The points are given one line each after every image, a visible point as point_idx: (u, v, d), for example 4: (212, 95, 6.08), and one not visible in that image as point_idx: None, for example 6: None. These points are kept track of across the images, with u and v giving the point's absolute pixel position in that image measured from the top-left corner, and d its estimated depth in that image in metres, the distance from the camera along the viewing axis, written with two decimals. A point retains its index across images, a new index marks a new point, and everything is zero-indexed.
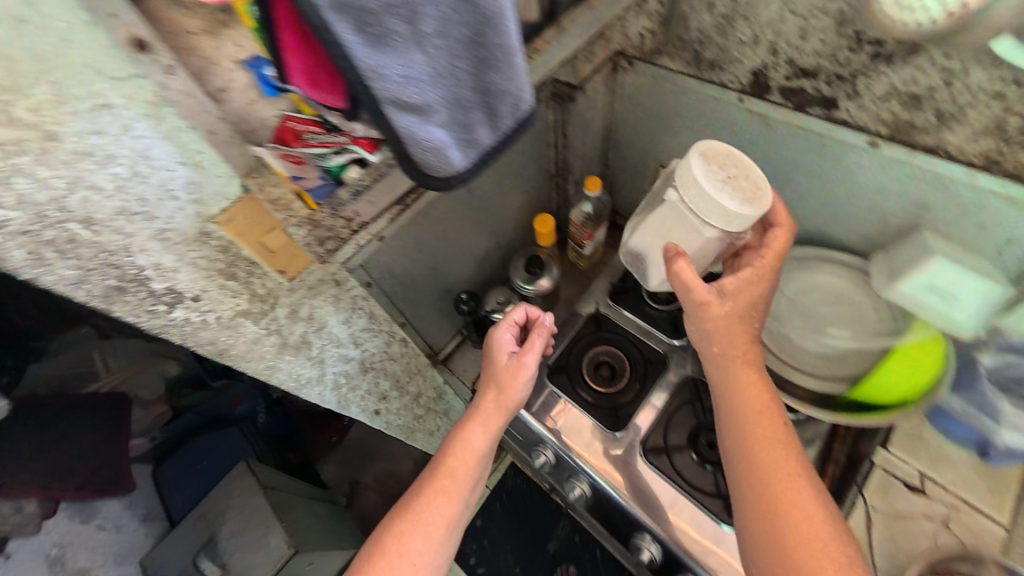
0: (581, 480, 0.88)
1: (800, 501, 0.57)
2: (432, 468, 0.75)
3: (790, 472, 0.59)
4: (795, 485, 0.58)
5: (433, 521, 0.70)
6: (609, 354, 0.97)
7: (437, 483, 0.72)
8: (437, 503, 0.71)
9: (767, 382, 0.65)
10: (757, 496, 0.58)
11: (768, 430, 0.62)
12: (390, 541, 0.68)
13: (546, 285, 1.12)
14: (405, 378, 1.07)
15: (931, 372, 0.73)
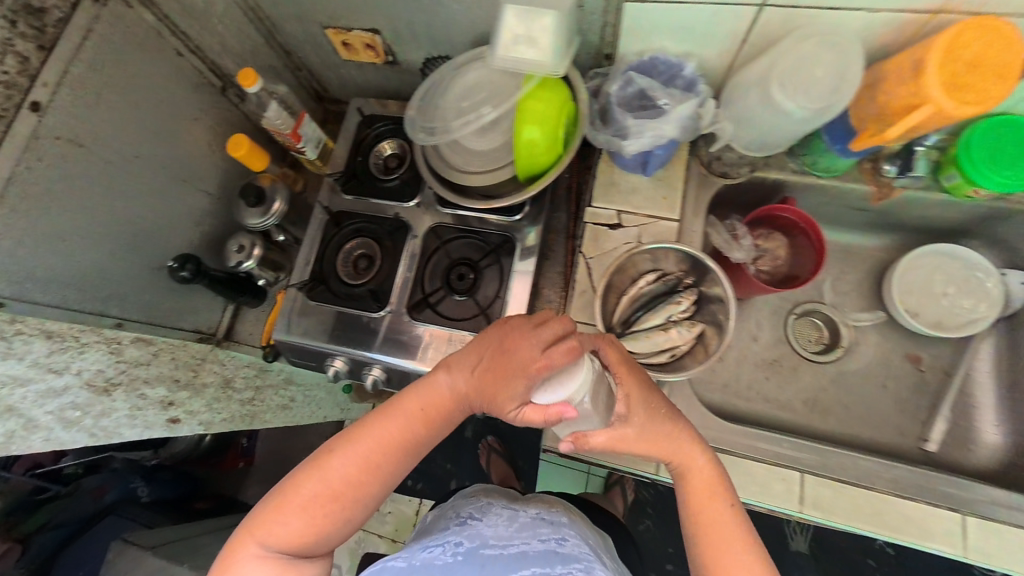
0: (371, 367, 0.86)
1: (717, 522, 0.56)
2: (381, 414, 0.62)
3: (714, 501, 0.57)
4: (730, 536, 0.55)
5: (366, 478, 0.59)
6: (360, 245, 0.92)
7: (372, 435, 0.60)
8: (368, 464, 0.59)
9: (660, 403, 0.59)
10: (693, 523, 0.57)
11: (669, 450, 0.58)
12: (310, 478, 0.58)
13: (278, 208, 0.98)
14: (189, 374, 0.95)
15: (562, 115, 0.70)
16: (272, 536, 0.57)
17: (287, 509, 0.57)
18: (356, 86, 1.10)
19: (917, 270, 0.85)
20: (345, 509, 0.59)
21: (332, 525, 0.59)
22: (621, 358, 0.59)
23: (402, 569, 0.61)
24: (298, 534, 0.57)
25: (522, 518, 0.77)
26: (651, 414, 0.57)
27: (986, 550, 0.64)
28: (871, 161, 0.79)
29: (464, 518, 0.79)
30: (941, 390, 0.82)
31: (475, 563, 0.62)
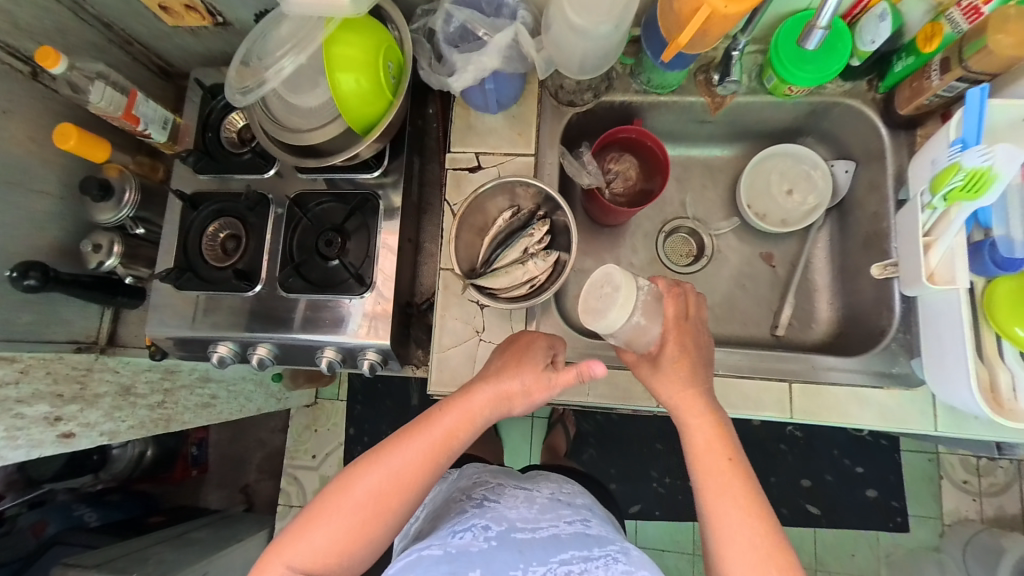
0: (255, 346, 0.86)
1: (716, 463, 0.60)
2: (398, 441, 0.62)
3: (722, 445, 0.61)
4: (722, 482, 0.59)
5: (390, 503, 0.60)
6: (226, 226, 0.90)
7: (393, 459, 0.61)
8: (390, 490, 0.60)
9: (694, 358, 0.65)
10: (698, 459, 0.61)
11: (692, 402, 0.63)
12: (335, 499, 0.60)
13: (130, 198, 0.92)
14: (75, 387, 0.93)
15: (381, 57, 0.69)
16: (296, 556, 0.58)
17: (315, 528, 0.59)
18: (198, 56, 1.01)
19: (760, 172, 0.91)
20: (367, 534, 0.60)
21: (354, 549, 0.59)
22: (685, 313, 0.66)
23: (440, 558, 0.61)
24: (322, 553, 0.58)
25: (540, 498, 0.77)
26: (680, 342, 0.66)
27: (808, 409, 0.74)
28: (703, 72, 0.83)
29: (480, 498, 0.74)
30: (789, 279, 0.91)
31: (512, 551, 0.63)
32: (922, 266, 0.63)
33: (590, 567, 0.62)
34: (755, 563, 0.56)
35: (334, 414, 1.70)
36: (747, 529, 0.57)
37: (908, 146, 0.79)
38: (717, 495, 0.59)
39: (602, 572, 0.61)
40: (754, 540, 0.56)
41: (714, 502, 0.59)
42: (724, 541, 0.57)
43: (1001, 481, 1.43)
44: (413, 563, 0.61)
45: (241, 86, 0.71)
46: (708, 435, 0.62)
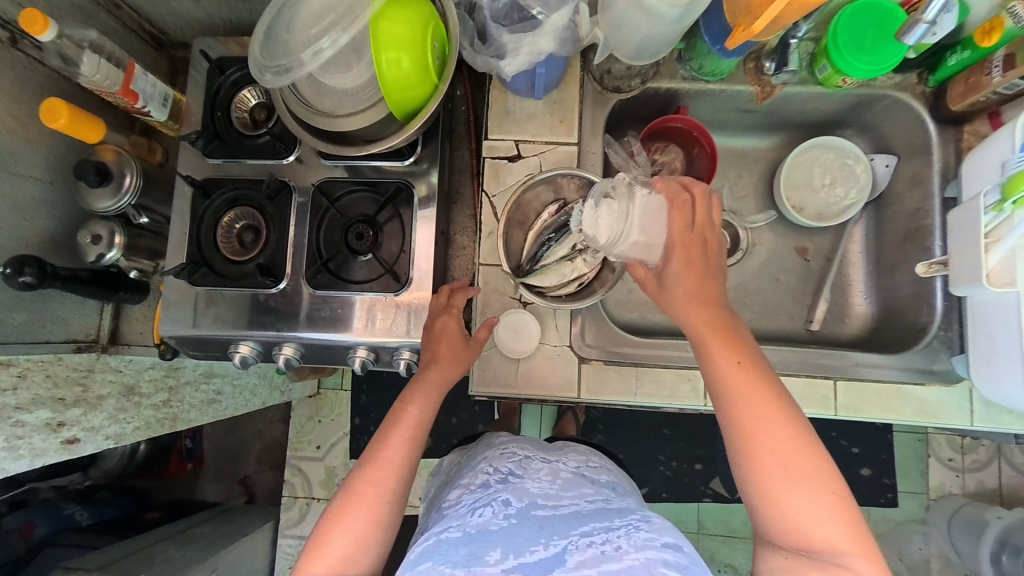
0: (282, 346, 0.81)
1: (733, 372, 0.58)
2: (379, 440, 0.68)
3: (730, 352, 0.59)
4: (740, 394, 0.57)
5: (385, 489, 0.64)
6: (243, 216, 0.83)
7: (378, 453, 0.66)
8: (384, 477, 0.64)
9: (703, 270, 0.64)
10: (715, 373, 0.59)
11: (704, 315, 0.62)
12: (341, 508, 0.63)
13: (132, 184, 0.84)
14: (76, 390, 0.86)
15: (428, 37, 0.63)
16: (318, 567, 0.59)
17: (330, 537, 0.61)
18: (198, 24, 0.91)
19: (802, 164, 0.89)
20: (375, 524, 0.62)
21: (369, 545, 0.62)
22: (693, 221, 0.64)
23: (458, 540, 0.57)
24: (343, 553, 0.60)
25: (565, 472, 0.72)
26: (686, 257, 0.64)
27: (852, 404, 0.76)
28: (754, 59, 0.80)
29: (506, 472, 0.70)
30: (824, 273, 0.90)
31: (532, 525, 0.58)
32: (981, 266, 0.63)
33: (613, 537, 0.55)
34: (789, 456, 0.54)
35: (338, 405, 1.60)
36: (780, 430, 0.55)
37: (955, 142, 0.78)
38: (740, 412, 0.56)
39: (624, 541, 0.54)
40: (785, 438, 0.55)
41: (743, 412, 0.56)
42: (756, 448, 0.55)
43: (983, 457, 1.46)
44: (431, 548, 0.57)
45: (271, 66, 0.64)
46: (724, 349, 0.59)
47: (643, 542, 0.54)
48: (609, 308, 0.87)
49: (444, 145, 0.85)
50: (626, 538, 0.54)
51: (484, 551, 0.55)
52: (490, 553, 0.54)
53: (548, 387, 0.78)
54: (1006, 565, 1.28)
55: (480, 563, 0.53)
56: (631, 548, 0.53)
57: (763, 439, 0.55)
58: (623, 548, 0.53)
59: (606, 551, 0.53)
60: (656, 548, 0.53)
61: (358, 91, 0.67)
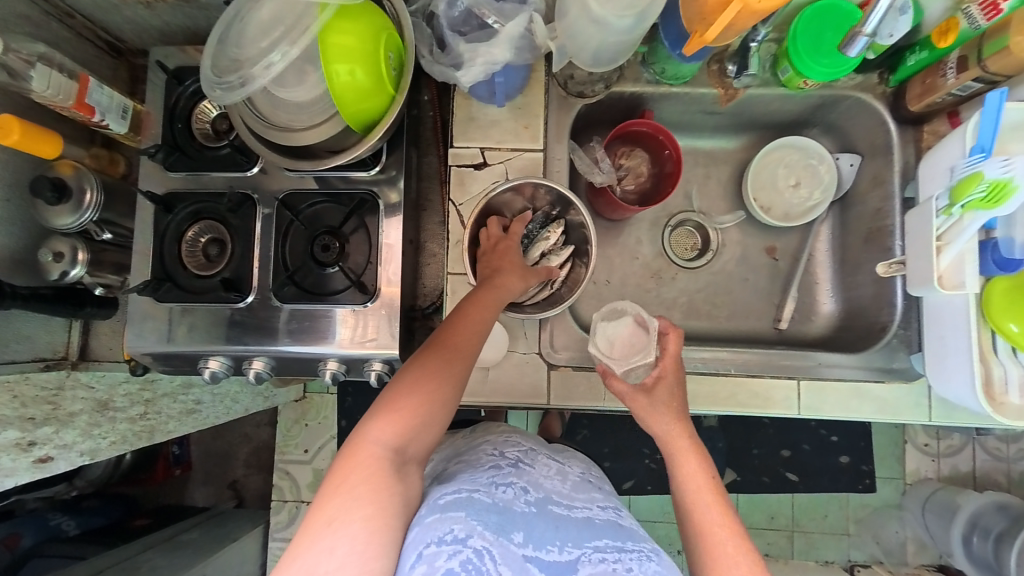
0: (251, 360, 0.80)
1: (703, 491, 0.62)
2: (444, 328, 0.66)
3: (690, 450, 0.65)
4: (708, 508, 0.60)
5: (449, 378, 0.62)
6: (206, 230, 0.83)
7: (450, 335, 0.65)
8: (450, 360, 0.63)
9: (679, 391, 0.70)
10: (686, 488, 0.62)
11: (676, 427, 0.67)
12: (408, 380, 0.61)
13: (90, 199, 0.83)
14: (45, 409, 0.85)
15: (381, 48, 0.62)
16: (380, 434, 0.57)
17: (396, 407, 0.59)
18: (156, 32, 0.89)
19: (768, 164, 0.89)
20: (439, 405, 0.61)
21: (428, 425, 0.60)
22: (672, 352, 0.70)
23: (488, 507, 0.57)
24: (404, 425, 0.59)
25: (572, 476, 0.73)
26: (669, 377, 0.70)
27: (814, 404, 0.77)
28: (717, 62, 0.80)
29: (514, 458, 0.71)
30: (792, 272, 0.91)
31: (548, 520, 0.59)
32: (933, 269, 0.65)
33: (625, 557, 0.56)
34: None
35: (324, 408, 1.58)
36: (728, 528, 0.59)
37: (914, 142, 0.79)
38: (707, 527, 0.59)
39: (636, 565, 0.55)
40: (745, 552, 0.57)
41: (707, 528, 0.59)
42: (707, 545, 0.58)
43: (957, 442, 1.44)
44: (463, 502, 0.57)
45: (221, 80, 0.62)
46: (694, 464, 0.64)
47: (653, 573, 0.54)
48: (578, 313, 0.87)
49: (409, 153, 0.85)
50: (638, 563, 0.55)
51: (511, 528, 0.55)
52: (514, 533, 0.55)
53: (518, 394, 0.78)
54: (975, 546, 1.31)
55: (506, 538, 0.54)
56: None
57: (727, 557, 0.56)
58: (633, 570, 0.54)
59: (617, 568, 0.54)
60: None
61: (314, 103, 0.66)
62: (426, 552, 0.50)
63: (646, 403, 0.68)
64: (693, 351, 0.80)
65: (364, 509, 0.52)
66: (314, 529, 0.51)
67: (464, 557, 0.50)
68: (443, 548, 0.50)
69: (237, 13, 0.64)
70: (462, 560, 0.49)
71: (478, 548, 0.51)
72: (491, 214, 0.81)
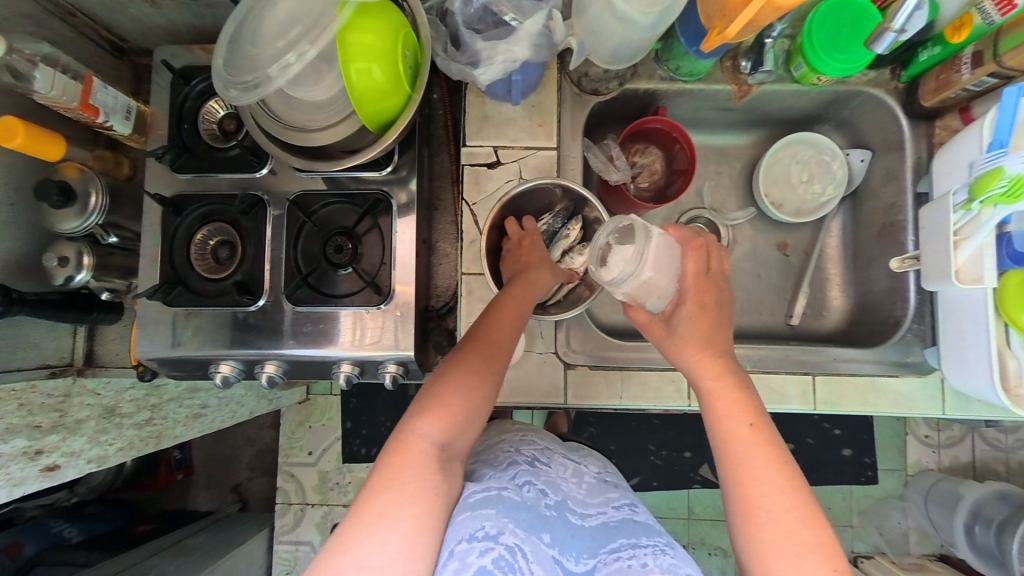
0: (264, 363, 0.79)
1: (740, 430, 0.58)
2: (481, 322, 0.66)
3: (742, 411, 0.59)
4: (744, 447, 0.57)
5: (491, 375, 0.62)
6: (216, 232, 0.81)
7: (490, 330, 0.65)
8: (492, 356, 0.63)
9: (716, 320, 0.64)
10: (721, 428, 0.59)
11: (711, 365, 0.62)
12: (453, 375, 0.60)
13: (95, 202, 0.81)
14: (53, 416, 0.83)
15: (399, 46, 0.62)
16: (428, 429, 0.56)
17: (444, 401, 0.58)
18: (160, 30, 0.88)
19: (779, 160, 0.89)
20: (483, 400, 0.60)
21: (473, 421, 0.60)
22: (705, 268, 0.64)
23: (517, 504, 0.56)
24: (451, 421, 0.57)
25: (589, 476, 0.72)
26: (700, 303, 0.64)
27: (830, 399, 0.78)
28: (731, 58, 0.79)
29: (531, 456, 0.70)
30: (804, 267, 0.92)
31: (568, 525, 0.59)
32: (950, 263, 0.65)
33: (639, 553, 0.55)
34: (791, 531, 0.52)
35: (329, 410, 1.56)
36: (784, 497, 0.54)
37: (927, 138, 0.80)
38: (740, 464, 0.56)
39: (650, 559, 0.54)
40: (785, 497, 0.54)
41: (740, 466, 0.56)
42: (754, 514, 0.54)
43: (957, 433, 1.43)
44: (493, 499, 0.56)
45: (236, 80, 0.61)
46: (733, 401, 0.60)
47: (668, 566, 0.53)
48: (593, 311, 0.87)
49: (421, 153, 0.84)
50: (653, 557, 0.54)
51: (539, 528, 0.55)
52: (543, 533, 0.54)
53: (536, 394, 0.78)
54: (978, 536, 1.30)
55: (536, 537, 0.53)
56: (656, 567, 0.52)
57: (763, 497, 0.54)
58: (648, 565, 0.52)
59: (632, 565, 0.53)
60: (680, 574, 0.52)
61: (329, 104, 0.65)
62: (457, 549, 0.50)
63: (678, 336, 0.64)
64: None
65: (415, 505, 0.50)
66: (365, 525, 0.49)
67: (495, 554, 0.49)
68: (474, 544, 0.50)
69: (250, 12, 0.63)
70: (494, 557, 0.49)
71: (509, 546, 0.50)
72: (506, 213, 0.80)
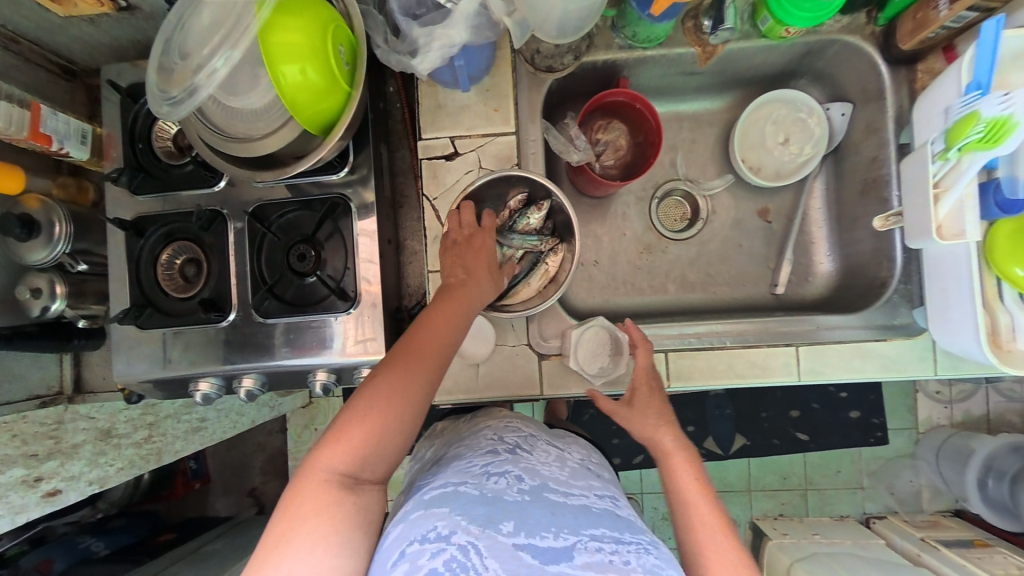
0: (241, 378, 0.79)
1: (689, 484, 0.64)
2: (410, 339, 0.62)
3: (690, 466, 0.65)
4: (692, 497, 0.62)
5: (411, 397, 0.58)
6: (181, 250, 0.81)
7: (415, 343, 0.62)
8: (412, 375, 0.59)
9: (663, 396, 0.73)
10: (679, 485, 0.64)
11: (659, 421, 0.71)
12: (364, 402, 0.57)
13: (62, 230, 0.81)
14: (48, 444, 0.85)
15: (330, 42, 0.59)
16: (330, 458, 0.54)
17: (349, 429, 0.55)
18: (107, 49, 0.86)
19: (755, 120, 0.85)
20: (397, 427, 0.57)
21: (388, 447, 0.57)
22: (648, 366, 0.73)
23: (475, 499, 0.56)
24: (357, 448, 0.55)
25: (572, 461, 0.72)
26: (651, 388, 0.73)
27: (815, 369, 0.75)
28: (692, 18, 0.75)
29: (513, 444, 0.69)
30: (786, 232, 0.88)
31: (545, 507, 0.56)
32: (932, 219, 0.62)
33: (622, 549, 0.53)
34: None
35: (331, 411, 1.57)
36: (729, 553, 0.55)
37: (908, 83, 0.75)
38: (690, 508, 0.60)
39: (633, 557, 0.52)
40: (730, 548, 0.55)
41: (690, 514, 0.60)
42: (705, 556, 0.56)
43: (969, 387, 1.38)
44: (448, 498, 0.56)
45: (167, 95, 0.59)
46: (676, 454, 0.67)
47: (650, 566, 0.51)
48: (568, 298, 0.85)
49: (378, 149, 0.82)
50: (636, 556, 0.52)
51: (499, 518, 0.53)
52: (503, 523, 0.52)
53: (512, 387, 0.77)
54: (990, 489, 1.29)
55: (494, 529, 0.51)
56: (638, 567, 0.50)
57: (712, 543, 0.56)
58: (631, 563, 0.51)
59: (614, 560, 0.51)
60: (663, 575, 0.50)
61: (271, 108, 0.63)
62: (409, 550, 0.50)
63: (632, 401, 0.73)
64: (687, 326, 0.78)
65: (308, 526, 0.50)
66: (266, 549, 0.49)
67: (447, 556, 0.48)
68: (426, 546, 0.50)
69: (177, 20, 0.60)
70: (445, 559, 0.47)
71: (462, 545, 0.49)
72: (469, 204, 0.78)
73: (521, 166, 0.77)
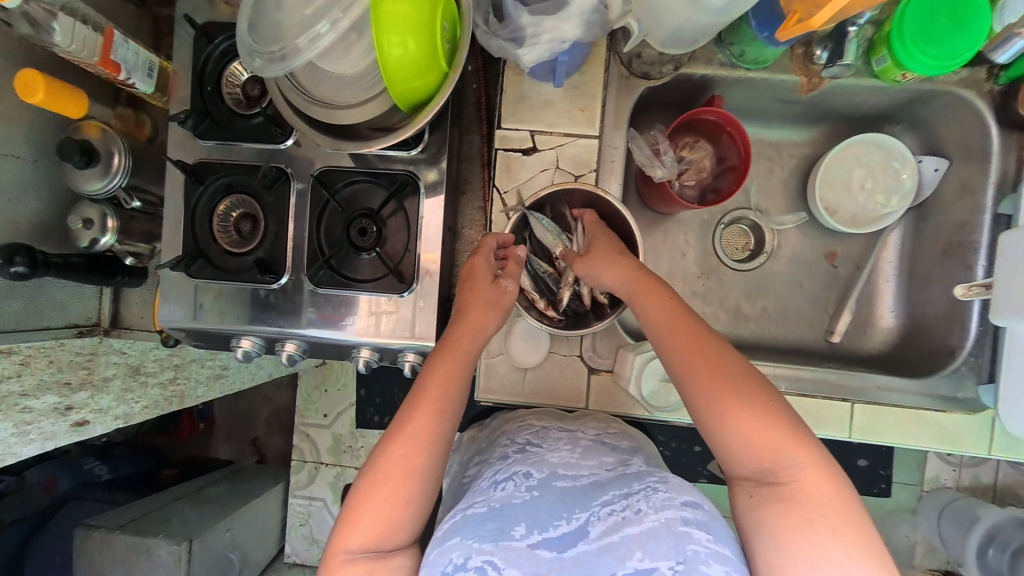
0: (284, 343, 0.78)
1: (707, 371, 0.54)
2: (406, 404, 0.59)
3: (704, 360, 0.55)
4: (714, 386, 0.53)
5: (416, 460, 0.56)
6: (239, 204, 0.79)
7: (406, 422, 0.57)
8: (417, 443, 0.56)
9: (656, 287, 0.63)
10: (689, 385, 0.55)
11: (659, 308, 0.61)
12: (370, 479, 0.55)
13: (119, 163, 0.79)
14: (81, 374, 0.86)
15: (437, 17, 0.56)
16: (352, 540, 0.53)
17: (363, 510, 0.54)
18: None
19: (844, 160, 0.81)
20: (411, 495, 0.55)
21: (407, 515, 0.55)
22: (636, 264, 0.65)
23: (484, 515, 0.52)
24: (381, 525, 0.53)
25: (584, 439, 0.67)
26: (640, 283, 0.64)
27: (867, 428, 0.74)
28: (803, 44, 0.71)
29: (523, 443, 0.66)
30: (852, 280, 0.85)
31: (555, 498, 0.54)
32: None
33: (632, 501, 0.52)
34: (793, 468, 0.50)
35: (344, 374, 1.45)
36: (778, 438, 0.51)
37: (1017, 149, 0.71)
38: (719, 398, 0.53)
39: (643, 503, 0.51)
40: (781, 434, 0.51)
41: (714, 412, 0.53)
42: (786, 506, 0.48)
43: None
44: (458, 525, 0.51)
45: (262, 50, 0.57)
46: (682, 342, 0.57)
47: (661, 502, 0.50)
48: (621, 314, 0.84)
49: (449, 130, 0.79)
50: (645, 500, 0.51)
51: (510, 525, 0.50)
52: (515, 528, 0.50)
53: (557, 398, 0.76)
54: (990, 559, 1.18)
55: (507, 539, 0.48)
56: (650, 509, 0.50)
57: (755, 433, 0.51)
58: (642, 510, 0.50)
59: (626, 515, 0.50)
60: (676, 505, 0.50)
61: (364, 82, 0.60)
62: None
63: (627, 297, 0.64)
64: None
65: None
66: None
67: None
68: None
69: None
70: None
71: (478, 566, 0.45)
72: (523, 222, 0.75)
73: (597, 175, 0.74)
